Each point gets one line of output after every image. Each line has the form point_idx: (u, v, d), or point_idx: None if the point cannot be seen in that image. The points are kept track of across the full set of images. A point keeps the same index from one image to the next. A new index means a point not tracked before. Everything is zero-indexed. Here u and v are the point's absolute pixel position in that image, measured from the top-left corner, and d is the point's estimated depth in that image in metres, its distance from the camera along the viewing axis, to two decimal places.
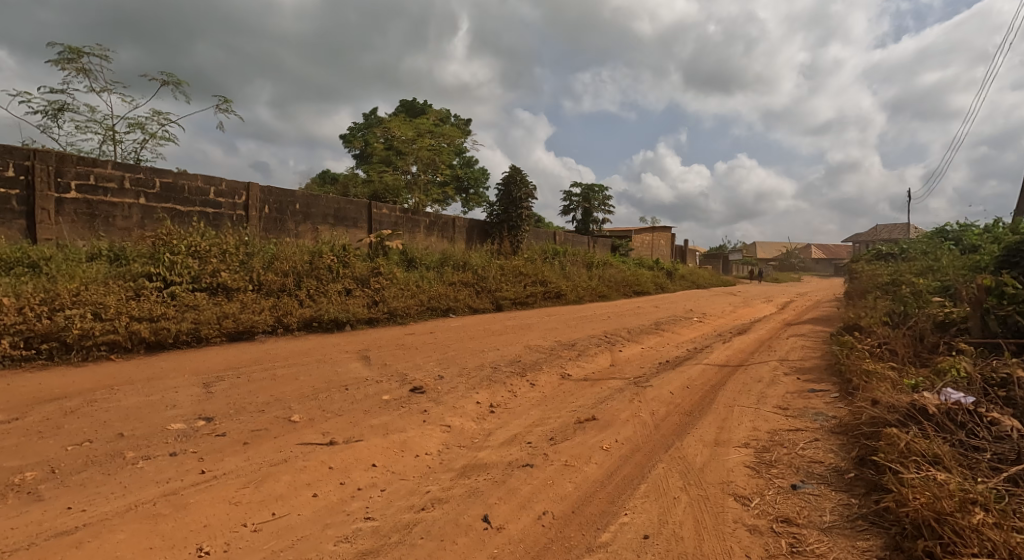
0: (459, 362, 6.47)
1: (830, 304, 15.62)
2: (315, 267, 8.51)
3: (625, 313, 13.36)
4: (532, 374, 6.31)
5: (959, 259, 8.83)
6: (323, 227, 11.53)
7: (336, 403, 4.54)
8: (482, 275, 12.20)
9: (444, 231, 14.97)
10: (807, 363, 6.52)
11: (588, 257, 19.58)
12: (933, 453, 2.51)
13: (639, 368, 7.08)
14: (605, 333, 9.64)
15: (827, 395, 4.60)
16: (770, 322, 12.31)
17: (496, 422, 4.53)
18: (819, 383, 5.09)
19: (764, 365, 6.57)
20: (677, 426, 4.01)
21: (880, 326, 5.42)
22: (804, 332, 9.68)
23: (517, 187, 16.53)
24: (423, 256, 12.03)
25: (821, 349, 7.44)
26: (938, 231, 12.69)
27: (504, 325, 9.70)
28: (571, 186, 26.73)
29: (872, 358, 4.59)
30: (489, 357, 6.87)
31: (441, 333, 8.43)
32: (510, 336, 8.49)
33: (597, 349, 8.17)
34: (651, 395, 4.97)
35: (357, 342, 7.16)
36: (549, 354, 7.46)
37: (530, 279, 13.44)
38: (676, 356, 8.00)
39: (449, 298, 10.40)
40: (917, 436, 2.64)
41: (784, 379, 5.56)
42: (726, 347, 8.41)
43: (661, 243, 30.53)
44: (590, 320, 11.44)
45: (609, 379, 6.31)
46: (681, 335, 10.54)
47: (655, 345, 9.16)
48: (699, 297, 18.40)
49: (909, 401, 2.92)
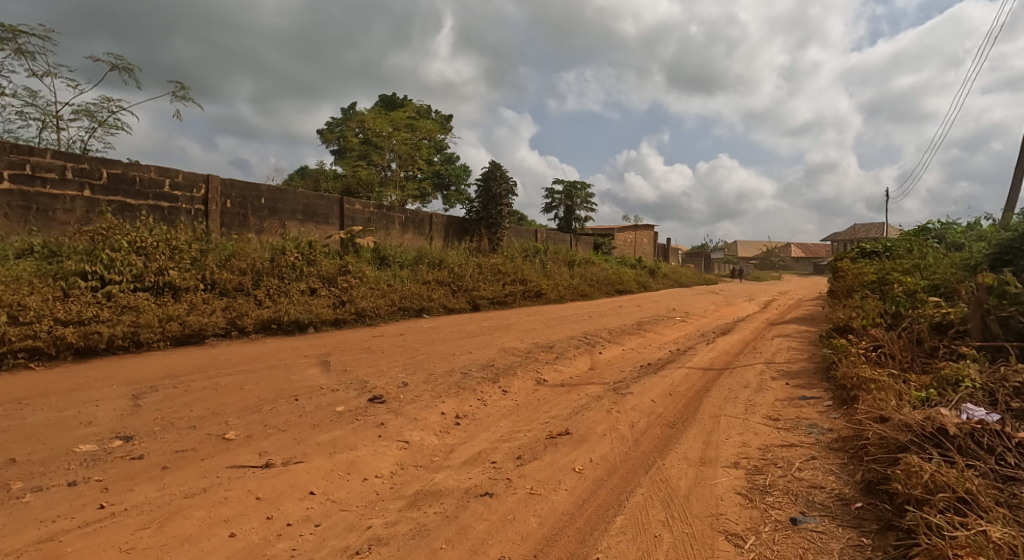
0: (427, 367, 6.03)
1: (811, 303, 15.48)
2: (277, 265, 8.00)
3: (606, 312, 13.02)
4: (505, 380, 5.89)
5: (946, 257, 8.64)
6: (291, 223, 10.97)
7: (280, 417, 4.06)
8: (459, 273, 11.75)
9: (420, 228, 14.47)
10: (794, 366, 6.21)
11: (569, 255, 19.22)
12: (965, 489, 2.16)
13: (619, 372, 6.71)
14: (585, 334, 9.26)
15: (819, 404, 4.27)
16: (753, 321, 12.08)
17: (460, 436, 4.10)
18: (809, 390, 4.76)
19: (750, 369, 6.23)
20: (658, 442, 3.62)
21: (872, 328, 5.11)
22: (789, 332, 9.41)
23: (497, 183, 16.10)
24: (397, 254, 11.54)
25: (807, 351, 7.15)
26: (920, 230, 12.60)
27: (480, 326, 9.26)
28: (553, 183, 26.35)
29: (868, 365, 4.27)
30: (460, 361, 6.44)
31: (411, 335, 7.97)
32: (485, 338, 8.06)
33: (576, 351, 7.79)
34: (630, 404, 4.58)
35: (318, 346, 6.67)
36: (525, 357, 7.05)
37: (509, 278, 13.02)
38: (658, 359, 7.65)
39: (422, 298, 9.93)
40: (941, 465, 2.30)
41: (772, 384, 5.22)
42: (709, 348, 8.09)
43: (643, 242, 30.32)
44: (571, 320, 11.07)
45: (587, 385, 5.92)
46: (664, 335, 10.21)
47: (637, 347, 8.82)
48: (682, 295, 18.16)
49: (928, 421, 2.58)
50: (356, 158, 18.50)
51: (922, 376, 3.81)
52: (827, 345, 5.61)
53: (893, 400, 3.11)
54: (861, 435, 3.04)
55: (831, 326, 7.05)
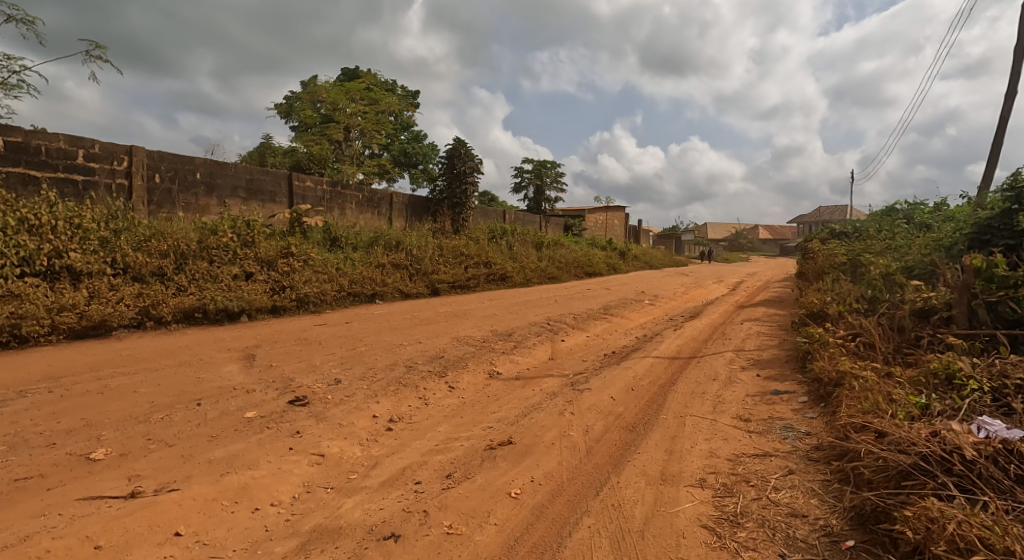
0: (367, 360, 5.42)
1: (780, 284, 15.36)
2: (206, 247, 7.23)
3: (573, 296, 12.57)
4: (454, 374, 5.33)
5: (917, 238, 8.40)
6: (232, 201, 10.12)
7: (170, 426, 3.41)
8: (417, 255, 11.08)
9: (378, 208, 13.68)
10: (765, 354, 5.84)
11: (537, 236, 18.68)
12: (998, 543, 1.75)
13: (580, 363, 6.23)
14: (548, 320, 8.77)
15: (793, 401, 3.85)
16: (723, 304, 11.80)
17: (389, 446, 3.53)
18: (782, 383, 4.34)
19: (719, 358, 5.82)
20: (614, 453, 3.12)
21: (850, 314, 4.72)
22: (758, 316, 9.11)
23: (461, 161, 15.36)
24: (350, 234, 10.79)
25: (778, 337, 6.80)
26: (888, 210, 12.46)
27: (436, 312, 8.66)
28: (522, 162, 25.63)
29: (847, 358, 3.86)
30: (406, 353, 5.85)
31: (358, 323, 7.34)
32: (439, 326, 7.48)
33: (537, 340, 7.28)
34: (588, 402, 4.08)
35: (247, 338, 5.97)
36: (480, 347, 6.51)
37: (472, 260, 12.41)
38: (623, 346, 7.21)
39: (375, 282, 9.25)
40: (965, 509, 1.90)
41: (742, 376, 4.80)
42: (677, 334, 7.68)
43: (614, 223, 29.95)
44: (535, 304, 10.56)
45: (544, 379, 5.41)
46: (631, 320, 9.80)
47: (602, 333, 8.36)
48: (652, 277, 17.87)
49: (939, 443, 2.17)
50: (312, 132, 17.42)
51: (907, 370, 3.42)
52: (800, 332, 5.20)
53: (885, 406, 2.71)
54: (846, 446, 2.64)
55: (802, 311, 6.70)
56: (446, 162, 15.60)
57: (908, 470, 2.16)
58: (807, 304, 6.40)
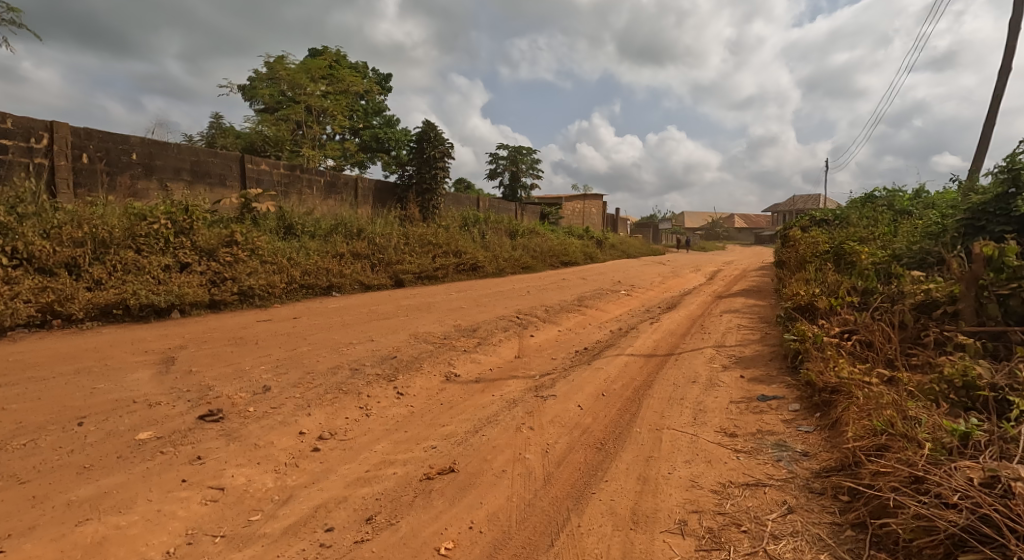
0: (307, 363, 4.78)
1: (758, 273, 15.09)
2: (132, 234, 6.49)
3: (547, 286, 12.05)
4: (406, 378, 4.73)
5: (901, 224, 8.07)
6: (174, 184, 9.32)
7: (31, 456, 2.76)
8: (380, 244, 10.41)
9: (341, 193, 12.91)
10: (748, 351, 5.39)
11: (512, 224, 18.08)
12: None
13: (549, 362, 5.71)
14: (517, 313, 8.23)
15: (785, 410, 3.38)
16: (701, 294, 11.42)
17: (311, 473, 2.91)
18: (771, 387, 3.87)
19: (700, 356, 5.34)
20: (576, 482, 2.60)
21: (843, 309, 4.26)
22: (737, 307, 8.71)
23: (431, 144, 14.64)
24: (307, 221, 10.05)
25: (760, 332, 6.37)
26: (867, 197, 12.21)
27: (397, 306, 8.04)
28: (497, 148, 24.91)
29: (845, 362, 3.40)
30: (354, 353, 5.23)
31: (308, 319, 6.69)
32: (398, 321, 6.87)
33: (504, 336, 6.73)
34: (551, 414, 3.53)
35: (172, 337, 5.27)
36: (440, 345, 5.92)
37: (440, 250, 11.78)
38: (597, 342, 6.71)
39: (332, 272, 8.57)
40: None
41: (725, 379, 4.33)
42: (653, 328, 7.21)
43: (592, 212, 29.50)
44: (506, 296, 10.00)
45: (507, 382, 4.86)
46: (606, 313, 9.31)
47: (574, 327, 7.85)
48: (629, 267, 17.46)
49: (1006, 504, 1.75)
50: (272, 113, 16.48)
51: (916, 376, 2.97)
52: (788, 329, 4.74)
53: (909, 429, 2.27)
54: (862, 481, 2.20)
55: (786, 303, 6.27)
56: (415, 146, 14.86)
57: (961, 536, 1.76)
58: (792, 295, 5.97)
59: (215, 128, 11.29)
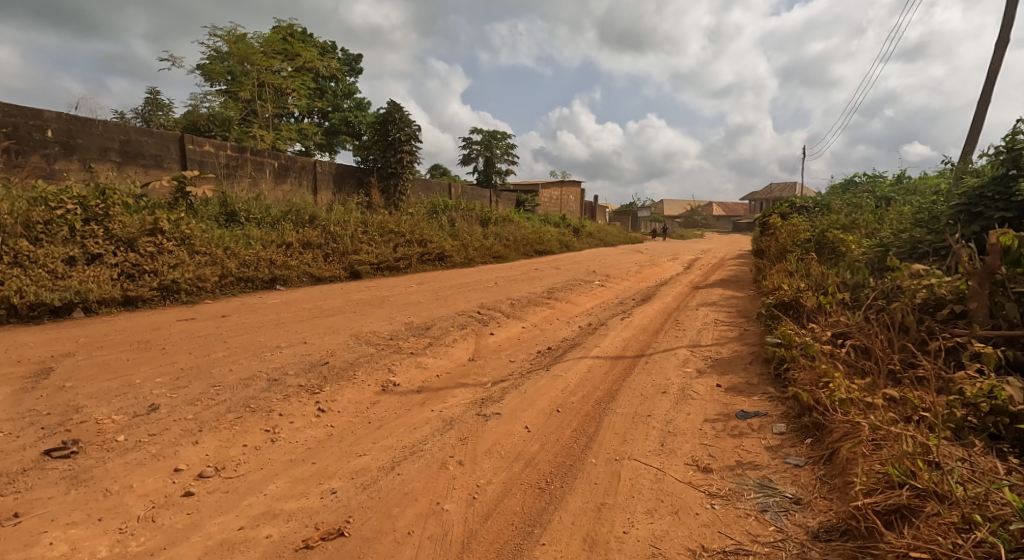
0: (215, 373, 4.07)
1: (737, 263, 14.68)
2: (30, 221, 5.78)
3: (517, 277, 11.44)
4: (332, 390, 4.05)
5: (886, 211, 7.61)
6: (99, 166, 8.48)
7: None
8: (335, 233, 9.66)
9: (297, 177, 12.04)
10: (725, 353, 4.85)
11: (484, 211, 17.37)
12: None
13: (506, 365, 5.10)
14: (479, 307, 7.59)
15: (769, 433, 2.83)
16: (678, 284, 10.93)
17: (166, 532, 2.24)
18: (753, 402, 3.31)
19: (673, 359, 4.78)
20: (504, 548, 2.02)
21: (834, 309, 3.70)
22: (714, 299, 8.22)
23: (396, 126, 13.79)
24: (253, 208, 9.26)
25: (738, 329, 5.84)
26: (848, 183, 11.81)
27: (346, 301, 7.35)
28: (470, 132, 24.05)
29: (841, 375, 2.85)
30: (278, 359, 4.53)
31: (239, 317, 5.97)
32: (342, 319, 6.17)
33: (460, 334, 6.09)
34: (490, 441, 2.90)
35: (61, 341, 4.51)
36: (384, 347, 5.26)
37: (403, 238, 11.05)
38: (562, 341, 6.13)
39: (275, 264, 7.80)
40: None
41: (699, 389, 3.77)
42: (624, 324, 6.65)
43: (570, 200, 28.88)
44: (471, 288, 9.36)
45: (452, 394, 4.22)
46: (577, 306, 8.74)
47: (540, 323, 7.25)
48: (605, 255, 16.93)
49: None
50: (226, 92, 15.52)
51: (927, 395, 2.44)
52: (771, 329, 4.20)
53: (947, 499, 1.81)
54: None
55: (767, 297, 5.74)
56: (379, 128, 14.00)
57: None
58: (775, 289, 5.43)
59: (151, 105, 10.33)
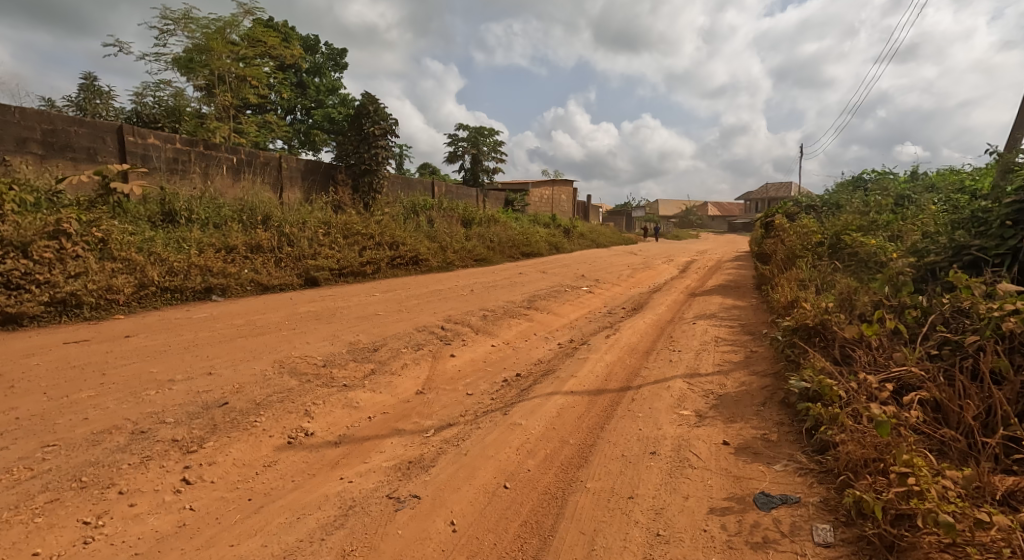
0: (59, 424, 3.07)
1: (736, 266, 13.75)
2: None
3: (497, 283, 10.46)
4: (215, 446, 3.04)
5: (910, 212, 6.67)
6: (16, 158, 7.48)
7: None
8: (290, 236, 8.69)
9: (259, 173, 11.01)
10: (732, 390, 3.90)
11: (468, 211, 16.38)
12: None
13: (460, 402, 4.13)
14: (444, 322, 6.63)
15: (810, 547, 1.92)
16: (673, 291, 9.98)
17: None
18: (776, 479, 2.39)
19: (667, 398, 3.82)
20: None
21: (885, 347, 2.77)
22: (714, 310, 7.30)
23: (370, 119, 12.79)
24: (198, 209, 8.28)
25: (744, 352, 4.90)
26: (857, 181, 10.86)
27: (291, 315, 6.38)
28: (456, 130, 23.04)
29: (923, 462, 1.96)
30: (161, 400, 3.53)
31: (148, 336, 4.99)
32: (273, 339, 5.17)
33: (413, 358, 5.12)
34: (388, 557, 2.05)
35: None
36: (312, 377, 4.27)
37: (371, 240, 10.07)
38: (535, 365, 5.18)
39: (212, 271, 6.82)
40: None
41: (701, 449, 2.82)
42: (610, 342, 5.70)
43: (562, 199, 27.92)
44: (442, 297, 8.39)
45: (379, 449, 3.23)
46: (559, 318, 7.80)
47: (514, 341, 6.28)
48: (597, 258, 15.97)
49: None
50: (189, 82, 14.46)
51: None
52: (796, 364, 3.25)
53: None
54: None
55: (781, 315, 4.78)
56: (352, 121, 12.99)
57: None
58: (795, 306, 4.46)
59: (87, 92, 9.28)
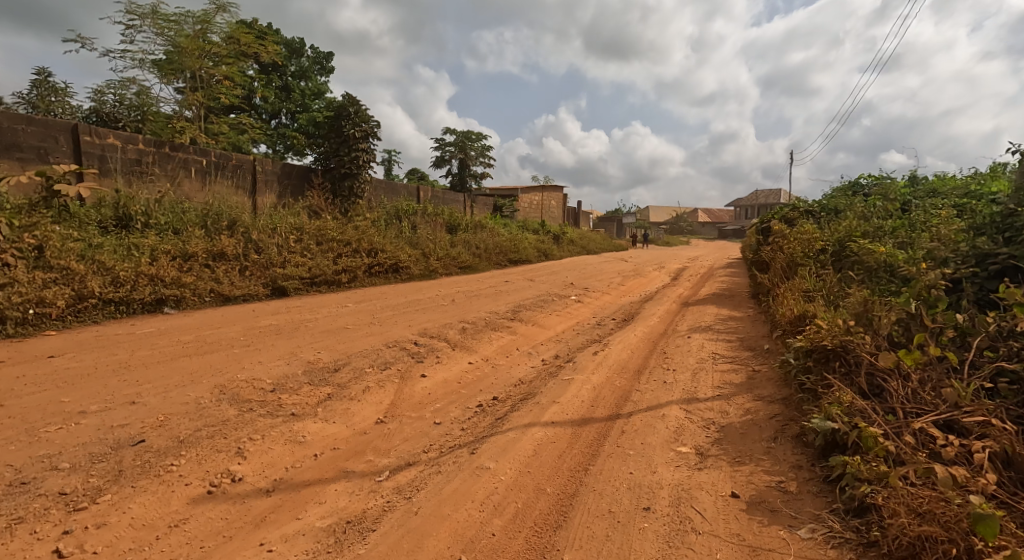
0: None
1: (729, 273, 13.33)
2: None
3: (482, 291, 9.93)
4: (111, 501, 2.47)
5: (918, 218, 6.25)
6: None
7: None
8: (258, 243, 8.12)
9: (231, 176, 10.41)
10: (735, 420, 3.41)
11: (454, 217, 15.86)
12: None
13: (425, 433, 3.61)
14: (419, 336, 6.09)
15: None
16: (666, 300, 9.51)
17: None
18: (804, 555, 1.93)
19: (662, 431, 3.30)
20: None
21: (924, 381, 2.38)
22: (709, 322, 6.83)
23: (350, 121, 12.25)
24: (156, 214, 7.70)
25: (745, 371, 4.42)
26: (855, 185, 10.48)
27: (248, 329, 5.80)
28: (443, 133, 22.57)
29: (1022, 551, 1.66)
30: (62, 438, 2.96)
31: (76, 355, 4.41)
32: (220, 359, 4.61)
33: (378, 379, 4.57)
34: None
35: None
36: (255, 406, 3.70)
37: (348, 247, 9.53)
38: (515, 386, 4.66)
39: (164, 281, 6.24)
40: None
41: (705, 505, 2.33)
42: (598, 359, 5.20)
43: (551, 205, 27.50)
44: (420, 307, 7.84)
45: (319, 499, 2.69)
46: (545, 330, 7.29)
47: (494, 358, 5.75)
48: (587, 265, 15.50)
49: None
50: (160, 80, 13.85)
51: None
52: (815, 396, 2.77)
53: None
54: None
55: (787, 330, 4.31)
56: (330, 123, 12.42)
57: None
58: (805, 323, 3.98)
59: (41, 88, 8.66)
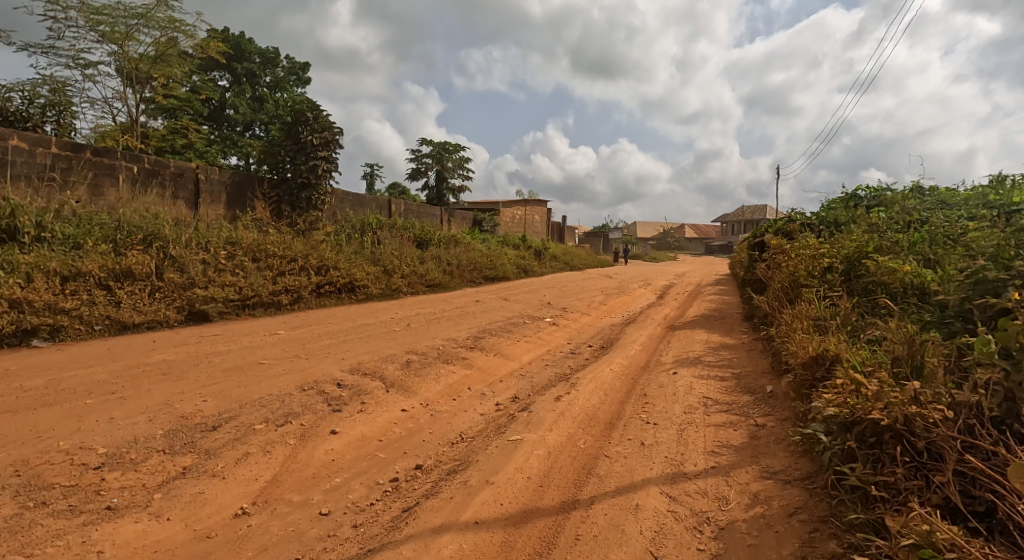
0: None
1: (720, 291, 12.36)
2: None
3: (446, 313, 8.84)
4: None
5: (943, 229, 5.29)
6: None
7: None
8: (178, 259, 6.99)
9: (167, 184, 9.26)
10: (742, 517, 2.35)
11: (427, 230, 14.79)
12: None
13: (297, 535, 2.51)
14: (349, 374, 4.97)
15: None
16: (651, 323, 8.49)
17: None
18: None
19: (634, 539, 2.24)
20: None
21: None
22: (700, 351, 5.81)
23: (307, 127, 11.19)
24: (55, 228, 6.62)
25: (750, 429, 3.36)
26: (855, 196, 9.60)
27: (131, 366, 4.67)
28: (421, 144, 21.60)
29: None
30: None
31: None
32: (57, 413, 3.49)
33: (267, 440, 3.47)
34: None
35: None
36: (53, 496, 2.62)
37: (293, 264, 8.41)
38: (451, 447, 3.57)
39: (33, 306, 5.25)
40: None
41: None
42: (565, 406, 4.13)
43: (534, 219, 26.54)
44: (365, 334, 6.73)
45: None
46: (509, 361, 6.21)
47: (437, 401, 4.64)
48: (568, 282, 14.45)
49: None
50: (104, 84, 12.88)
51: None
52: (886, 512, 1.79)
53: None
54: None
55: (804, 375, 3.27)
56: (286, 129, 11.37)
57: None
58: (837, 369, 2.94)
59: None
